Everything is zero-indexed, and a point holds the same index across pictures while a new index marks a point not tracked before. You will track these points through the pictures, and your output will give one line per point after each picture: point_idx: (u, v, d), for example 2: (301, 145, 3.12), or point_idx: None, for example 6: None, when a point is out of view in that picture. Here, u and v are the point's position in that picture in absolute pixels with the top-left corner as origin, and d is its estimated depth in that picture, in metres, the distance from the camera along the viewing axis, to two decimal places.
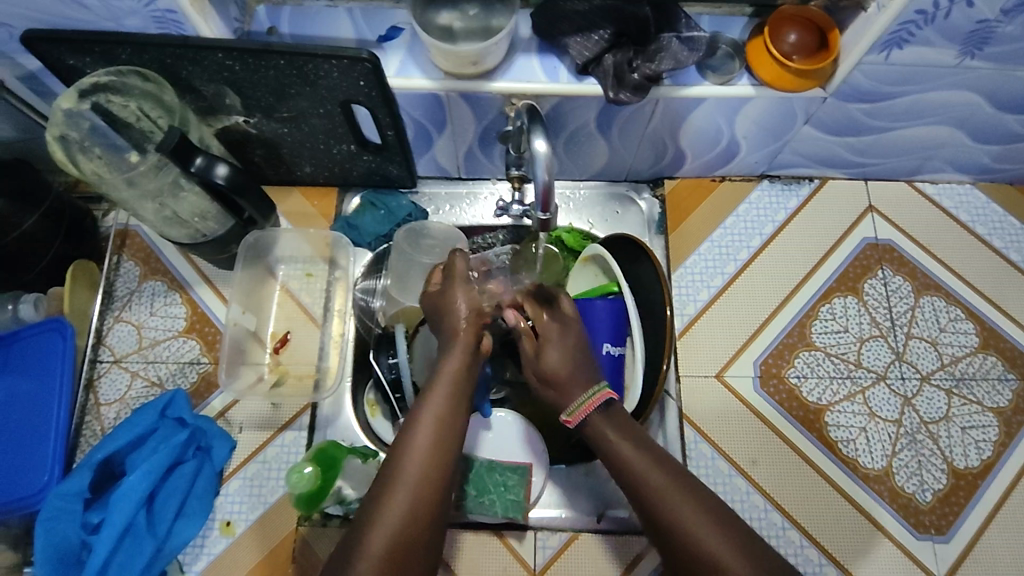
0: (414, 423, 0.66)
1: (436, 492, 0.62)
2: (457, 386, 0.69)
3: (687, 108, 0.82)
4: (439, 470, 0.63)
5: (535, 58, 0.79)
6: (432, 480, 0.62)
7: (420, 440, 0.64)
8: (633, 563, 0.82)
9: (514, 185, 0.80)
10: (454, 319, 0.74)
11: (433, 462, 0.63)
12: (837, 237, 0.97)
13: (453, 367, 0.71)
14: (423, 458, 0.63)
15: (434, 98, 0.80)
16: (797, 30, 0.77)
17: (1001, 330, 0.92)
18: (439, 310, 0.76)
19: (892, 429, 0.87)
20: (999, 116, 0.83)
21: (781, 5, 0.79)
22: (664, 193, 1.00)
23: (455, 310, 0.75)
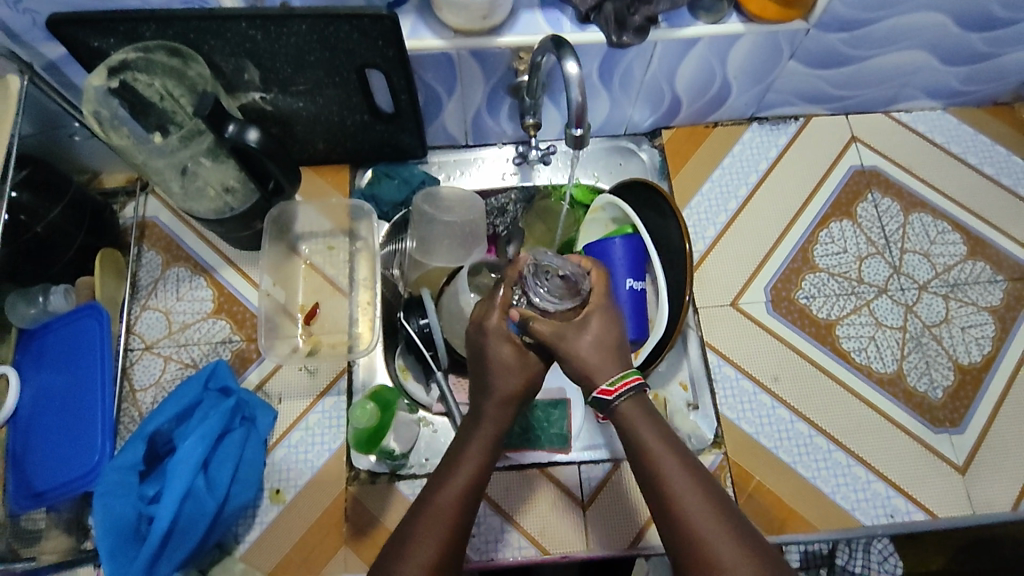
0: (447, 473, 0.64)
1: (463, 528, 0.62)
2: (495, 446, 0.66)
3: (681, 51, 0.88)
4: (467, 517, 0.62)
5: (538, 12, 0.84)
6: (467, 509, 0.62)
7: (450, 491, 0.63)
8: None
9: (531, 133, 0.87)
10: (497, 389, 0.68)
11: (460, 511, 0.62)
12: (827, 166, 1.03)
13: (493, 426, 0.67)
14: (455, 500, 0.62)
15: (446, 57, 0.84)
16: None
17: (986, 238, 0.99)
18: (481, 363, 0.69)
19: (899, 336, 0.93)
20: (966, 36, 0.90)
21: None
22: (662, 142, 1.06)
23: (498, 367, 0.68)
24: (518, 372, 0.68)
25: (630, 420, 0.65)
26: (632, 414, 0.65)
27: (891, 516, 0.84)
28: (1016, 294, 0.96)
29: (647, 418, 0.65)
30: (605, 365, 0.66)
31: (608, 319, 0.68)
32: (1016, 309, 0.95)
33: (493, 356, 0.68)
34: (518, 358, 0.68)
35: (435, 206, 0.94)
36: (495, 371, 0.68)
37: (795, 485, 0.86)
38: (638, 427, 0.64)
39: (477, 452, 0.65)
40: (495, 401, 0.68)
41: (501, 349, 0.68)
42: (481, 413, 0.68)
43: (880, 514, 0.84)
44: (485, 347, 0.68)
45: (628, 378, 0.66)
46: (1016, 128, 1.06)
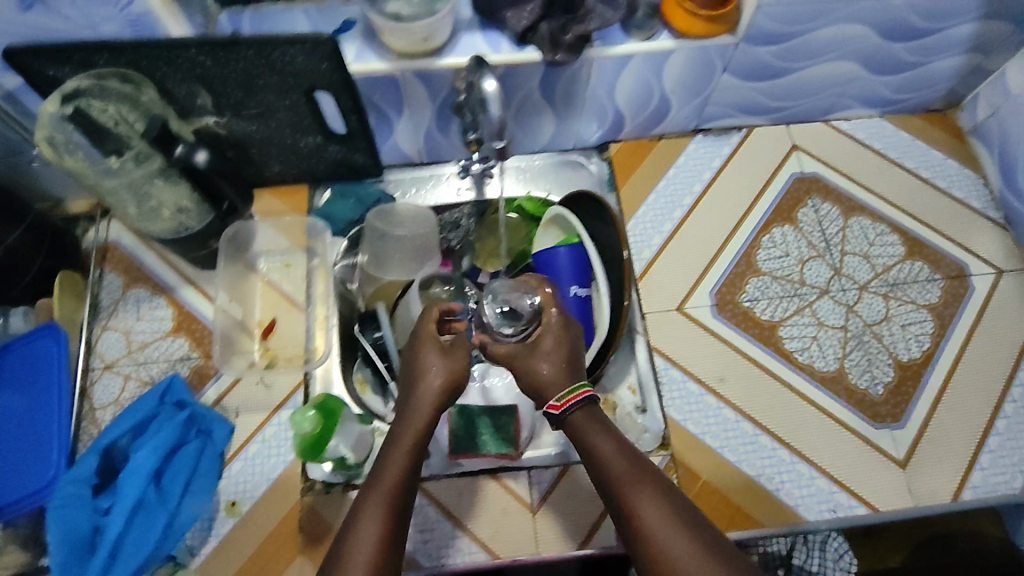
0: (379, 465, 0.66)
1: (400, 520, 0.63)
2: (420, 442, 0.67)
3: (617, 67, 0.92)
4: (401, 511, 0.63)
5: (478, 34, 0.88)
6: (400, 501, 0.63)
7: (383, 483, 0.64)
8: None
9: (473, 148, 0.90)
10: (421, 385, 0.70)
11: (396, 503, 0.63)
12: (769, 174, 1.07)
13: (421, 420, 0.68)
14: (388, 492, 0.63)
15: (390, 79, 0.88)
16: None
17: (924, 239, 1.03)
18: (409, 369, 0.72)
19: (840, 335, 0.96)
20: (890, 46, 0.94)
21: None
22: (610, 155, 1.10)
23: (425, 370, 0.71)
24: (443, 370, 0.70)
25: (580, 427, 0.68)
26: (580, 423, 0.68)
27: (834, 511, 0.86)
28: (953, 292, 0.99)
29: (597, 425, 0.68)
30: (558, 383, 0.70)
31: (560, 339, 0.72)
32: (953, 306, 0.98)
33: (418, 359, 0.72)
34: (441, 357, 0.72)
35: (388, 220, 0.98)
36: (423, 368, 0.71)
37: (741, 483, 0.87)
38: (588, 434, 0.68)
39: (406, 447, 0.66)
40: (419, 393, 0.70)
41: (424, 355, 0.72)
42: (412, 408, 0.69)
43: (824, 509, 0.86)
44: (419, 354, 0.72)
45: (579, 390, 0.69)
46: (950, 134, 1.11)
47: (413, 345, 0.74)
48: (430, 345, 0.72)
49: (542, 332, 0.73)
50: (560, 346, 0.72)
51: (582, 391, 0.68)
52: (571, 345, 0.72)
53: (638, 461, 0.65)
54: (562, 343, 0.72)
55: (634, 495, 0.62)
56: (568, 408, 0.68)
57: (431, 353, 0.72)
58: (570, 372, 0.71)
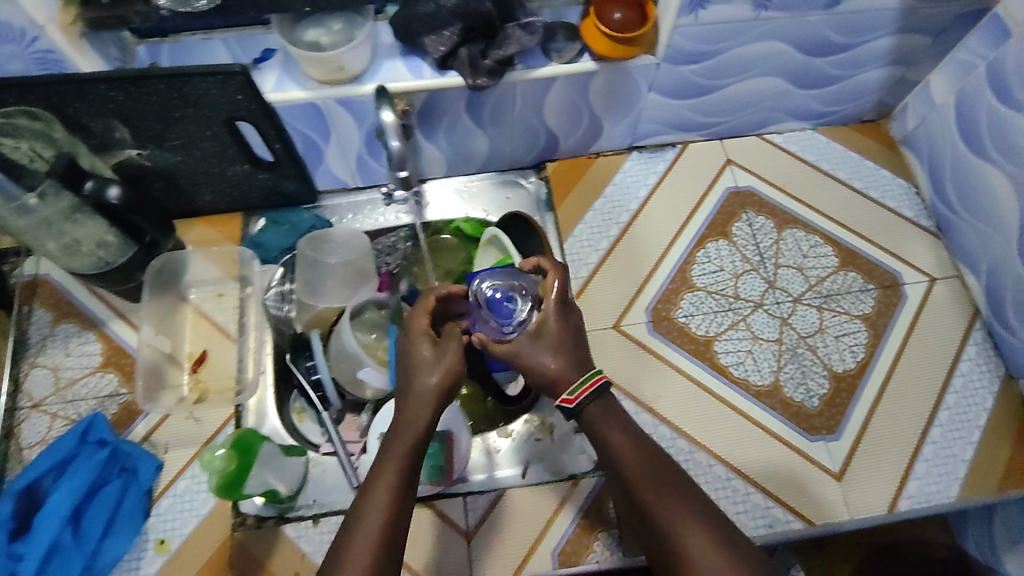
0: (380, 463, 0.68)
1: (401, 515, 0.65)
2: (418, 442, 0.69)
3: (541, 89, 0.92)
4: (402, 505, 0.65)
5: (400, 61, 0.88)
6: (402, 497, 0.65)
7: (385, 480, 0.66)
8: (553, 515, 0.87)
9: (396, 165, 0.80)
10: (418, 384, 0.71)
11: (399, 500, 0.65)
12: (703, 189, 1.08)
13: (420, 420, 0.70)
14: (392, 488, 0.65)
15: (312, 107, 0.87)
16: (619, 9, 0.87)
17: (856, 249, 1.04)
18: (407, 368, 0.74)
19: (774, 348, 0.97)
20: (810, 61, 0.95)
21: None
22: (547, 174, 1.11)
23: (423, 367, 0.72)
24: (442, 370, 0.72)
25: (596, 422, 0.71)
26: (593, 418, 0.71)
27: (770, 526, 0.85)
28: (886, 302, 1.00)
29: (611, 419, 0.71)
30: (568, 374, 0.73)
31: (562, 327, 0.75)
32: (886, 315, 0.99)
33: (416, 357, 0.73)
34: (436, 352, 0.73)
35: (319, 247, 0.98)
36: (421, 369, 0.72)
37: None
38: (604, 429, 0.71)
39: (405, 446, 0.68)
40: (416, 393, 0.71)
41: (420, 350, 0.74)
42: (412, 408, 0.71)
43: (760, 525, 0.85)
44: (415, 351, 0.74)
45: (591, 379, 0.72)
46: (882, 144, 1.12)
47: (409, 341, 0.75)
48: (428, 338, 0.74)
49: (542, 322, 0.76)
50: (564, 340, 0.74)
51: (595, 381, 0.71)
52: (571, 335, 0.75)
53: (652, 455, 0.69)
54: (564, 336, 0.75)
55: (649, 485, 0.66)
56: (583, 401, 0.71)
57: (427, 348, 0.73)
58: (575, 362, 0.74)
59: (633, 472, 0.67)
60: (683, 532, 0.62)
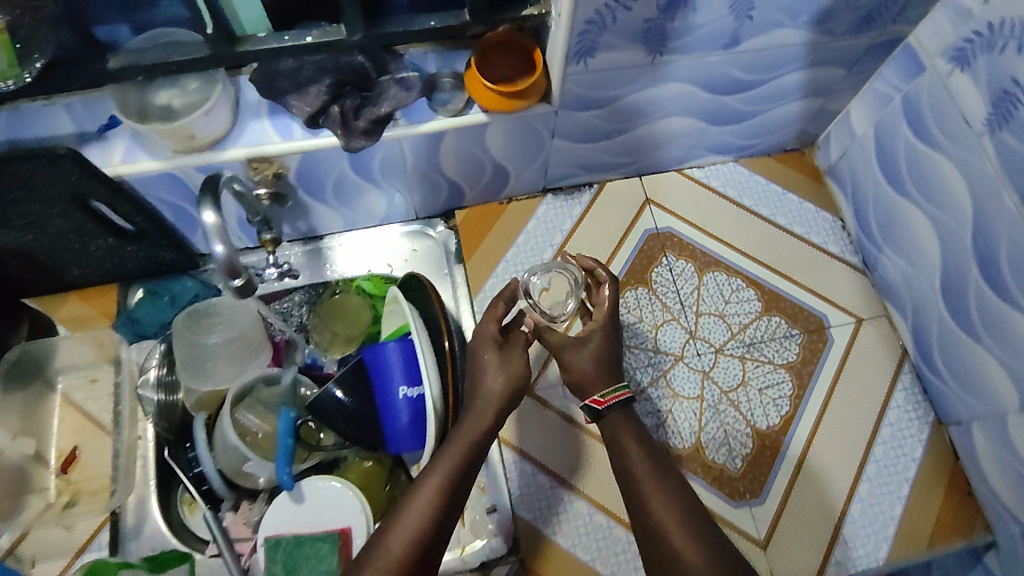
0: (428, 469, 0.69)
1: (446, 518, 0.66)
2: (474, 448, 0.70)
3: (432, 142, 0.84)
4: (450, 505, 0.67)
5: (267, 119, 0.79)
6: (450, 500, 0.67)
7: (432, 485, 0.67)
8: None
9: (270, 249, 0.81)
10: (483, 392, 0.72)
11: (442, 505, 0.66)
12: (621, 233, 1.02)
13: (483, 424, 0.71)
14: (437, 490, 0.67)
15: (169, 175, 0.78)
16: (499, 77, 0.79)
17: (779, 291, 0.99)
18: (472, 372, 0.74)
19: (695, 407, 0.92)
20: (720, 99, 0.89)
21: (487, 34, 0.78)
22: (456, 223, 1.04)
23: (486, 371, 0.73)
24: (506, 377, 0.72)
25: (617, 431, 0.72)
26: (617, 424, 0.72)
27: None
28: (811, 348, 0.96)
29: (631, 428, 0.72)
30: (600, 378, 0.73)
31: (605, 337, 0.75)
32: (812, 363, 0.95)
33: (479, 363, 0.73)
34: (504, 359, 0.73)
35: (196, 326, 0.89)
36: (485, 375, 0.72)
37: None
38: (622, 435, 0.71)
39: (464, 445, 0.70)
40: (479, 398, 0.72)
41: (486, 357, 0.73)
42: (470, 415, 0.71)
43: None
44: (480, 356, 0.74)
45: (619, 391, 0.73)
46: (807, 174, 1.07)
47: (477, 346, 0.75)
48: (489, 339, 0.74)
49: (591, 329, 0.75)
50: (607, 350, 0.74)
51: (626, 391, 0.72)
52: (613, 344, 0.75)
53: (662, 461, 0.70)
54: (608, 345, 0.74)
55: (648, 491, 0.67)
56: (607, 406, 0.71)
57: (491, 352, 0.73)
58: (610, 371, 0.74)
59: (640, 474, 0.69)
60: (675, 537, 0.63)
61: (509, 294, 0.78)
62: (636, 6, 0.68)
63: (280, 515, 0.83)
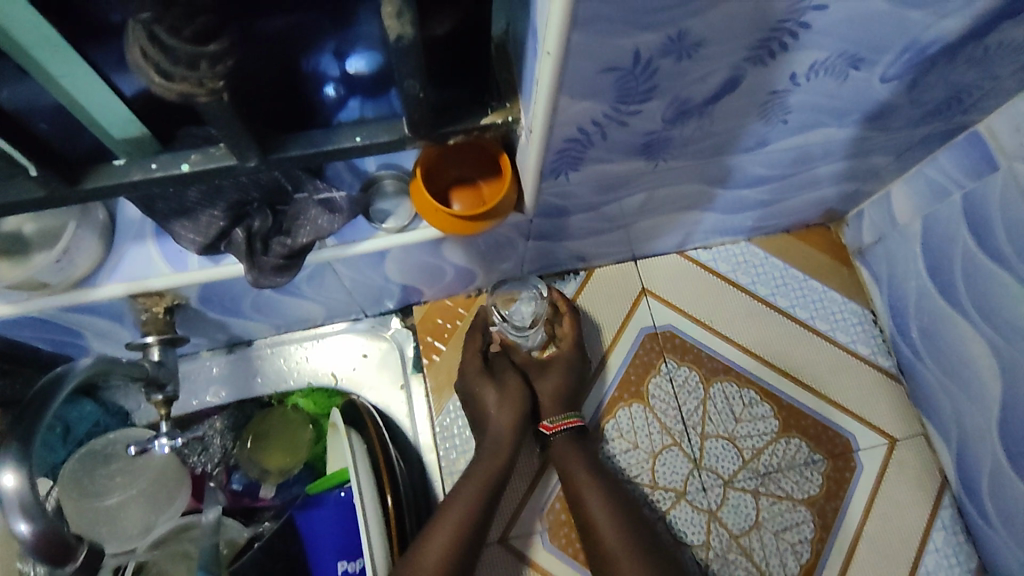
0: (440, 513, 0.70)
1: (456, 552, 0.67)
2: (491, 479, 0.72)
3: (373, 258, 0.67)
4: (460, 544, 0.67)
5: (153, 243, 0.62)
6: (460, 535, 0.68)
7: (445, 525, 0.68)
8: None
9: (163, 411, 0.66)
10: (492, 426, 0.75)
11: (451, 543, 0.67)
12: (612, 334, 0.86)
13: (502, 456, 0.74)
14: (450, 529, 0.68)
15: (29, 318, 0.61)
16: (453, 194, 0.62)
17: (801, 406, 0.84)
18: (475, 410, 0.77)
19: (700, 558, 0.77)
20: (737, 191, 0.72)
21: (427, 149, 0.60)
22: (414, 321, 0.87)
23: (491, 405, 0.76)
24: (516, 408, 0.75)
25: (563, 456, 0.75)
26: (562, 450, 0.75)
27: None
28: (836, 478, 0.81)
29: (576, 451, 0.75)
30: (554, 407, 0.78)
31: (568, 366, 0.80)
32: (837, 497, 0.80)
33: (480, 398, 0.76)
34: (501, 397, 0.76)
35: (84, 489, 0.70)
36: (496, 406, 0.75)
37: None
38: (568, 459, 0.75)
39: (480, 479, 0.72)
40: (489, 437, 0.75)
41: (486, 396, 0.76)
42: (485, 448, 0.74)
43: None
44: (479, 392, 0.77)
45: (569, 419, 0.77)
46: (831, 255, 0.90)
47: (467, 384, 0.78)
48: (474, 361, 0.79)
49: (555, 357, 0.81)
50: (566, 382, 0.79)
51: (574, 420, 0.76)
52: (575, 377, 0.80)
53: (608, 483, 0.73)
54: (568, 377, 0.79)
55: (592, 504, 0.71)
56: (556, 432, 0.76)
57: (488, 386, 0.76)
58: (568, 399, 0.79)
59: (589, 498, 0.72)
60: (622, 556, 0.67)
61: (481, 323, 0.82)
62: (633, 120, 0.51)
63: None
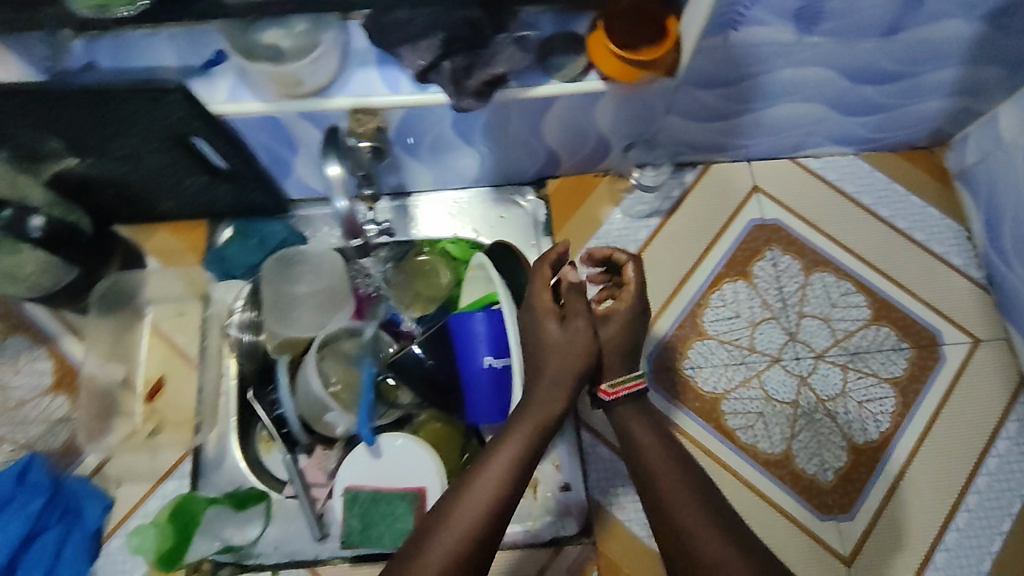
0: (488, 455, 0.65)
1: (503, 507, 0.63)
2: (546, 425, 0.68)
3: (542, 107, 0.80)
4: (506, 505, 0.63)
5: (374, 70, 0.76)
6: (508, 492, 0.63)
7: (492, 475, 0.64)
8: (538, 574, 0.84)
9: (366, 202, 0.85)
10: (549, 371, 0.68)
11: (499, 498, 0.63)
12: (725, 220, 0.96)
13: (551, 409, 0.68)
14: (498, 479, 0.64)
15: (271, 119, 0.76)
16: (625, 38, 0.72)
17: (893, 301, 0.93)
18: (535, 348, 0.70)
19: (789, 412, 0.88)
20: (860, 88, 0.82)
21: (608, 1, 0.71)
22: (547, 192, 0.99)
23: (552, 350, 0.68)
24: (576, 360, 0.68)
25: (627, 420, 0.72)
26: (624, 413, 0.72)
27: None
28: (920, 365, 0.91)
29: (641, 418, 0.72)
30: (614, 367, 0.71)
31: (635, 316, 0.71)
32: (919, 381, 0.90)
33: (543, 337, 0.69)
34: (566, 338, 0.68)
35: (282, 275, 0.88)
36: (554, 352, 0.68)
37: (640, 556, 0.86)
38: (632, 426, 0.72)
39: (531, 427, 0.67)
40: (547, 383, 0.68)
41: (550, 335, 0.69)
42: (537, 395, 0.68)
43: None
44: (542, 333, 0.69)
45: (633, 381, 0.72)
46: (934, 175, 0.98)
47: (533, 318, 0.70)
48: (540, 301, 0.70)
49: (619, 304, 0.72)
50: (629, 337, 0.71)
51: (641, 382, 0.72)
52: (644, 327, 0.73)
53: (678, 456, 0.69)
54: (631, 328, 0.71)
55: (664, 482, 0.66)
56: (616, 395, 0.71)
57: (552, 328, 0.69)
58: (629, 358, 0.72)
59: (654, 463, 0.68)
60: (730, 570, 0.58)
61: (555, 257, 0.72)
62: None
63: (357, 469, 0.84)
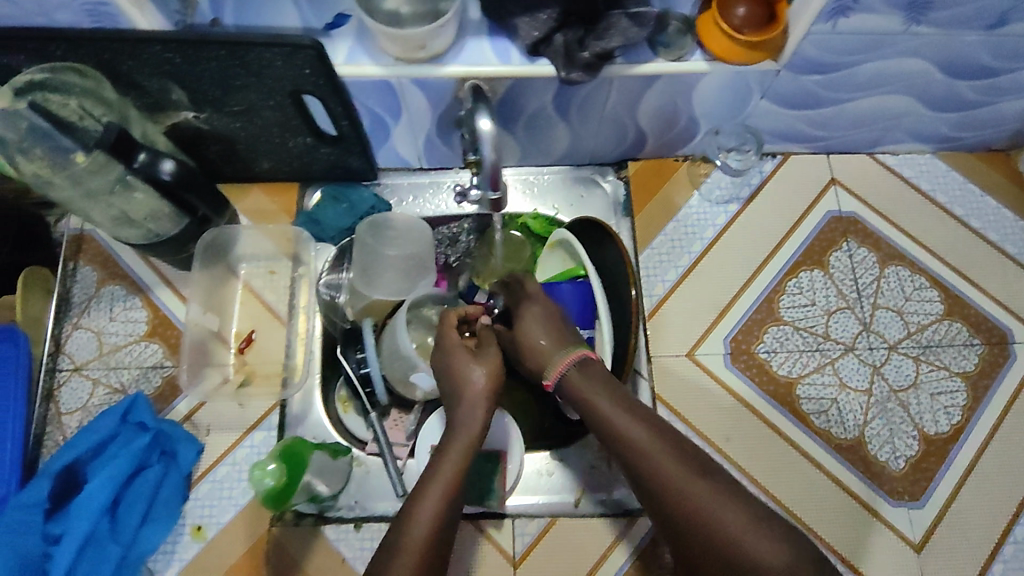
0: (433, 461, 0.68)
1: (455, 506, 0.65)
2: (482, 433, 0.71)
3: (643, 85, 0.82)
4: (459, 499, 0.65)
5: (486, 41, 0.79)
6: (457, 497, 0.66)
7: (440, 477, 0.66)
8: (613, 543, 0.85)
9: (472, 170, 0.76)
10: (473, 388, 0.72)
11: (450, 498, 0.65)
12: (802, 209, 0.98)
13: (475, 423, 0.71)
14: (447, 484, 0.66)
15: (387, 84, 0.79)
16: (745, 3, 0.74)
17: (966, 297, 0.95)
18: (451, 379, 0.74)
19: (862, 400, 0.90)
20: (952, 82, 0.84)
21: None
22: (628, 174, 1.01)
23: (467, 370, 0.73)
24: (490, 371, 0.74)
25: (579, 391, 0.71)
26: (577, 386, 0.71)
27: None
28: (991, 361, 0.92)
29: (596, 381, 0.71)
30: (550, 352, 0.74)
31: (546, 310, 0.77)
32: (989, 376, 0.91)
33: (453, 368, 0.74)
34: (479, 362, 0.74)
35: (380, 235, 0.90)
36: (467, 371, 0.73)
37: None
38: (587, 393, 0.70)
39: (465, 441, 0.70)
40: (467, 399, 0.72)
41: (463, 364, 0.74)
42: (463, 411, 0.72)
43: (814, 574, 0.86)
44: (456, 365, 0.74)
45: (573, 353, 0.73)
46: (1009, 177, 1.00)
47: (443, 356, 0.76)
48: (456, 345, 0.76)
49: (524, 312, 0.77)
50: (554, 329, 0.75)
51: (579, 352, 0.73)
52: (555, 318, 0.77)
53: (638, 412, 0.69)
54: (549, 324, 0.76)
55: (634, 441, 0.66)
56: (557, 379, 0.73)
57: (463, 355, 0.74)
58: (557, 337, 0.75)
59: (617, 423, 0.68)
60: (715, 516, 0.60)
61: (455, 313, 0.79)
62: None
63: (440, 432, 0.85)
